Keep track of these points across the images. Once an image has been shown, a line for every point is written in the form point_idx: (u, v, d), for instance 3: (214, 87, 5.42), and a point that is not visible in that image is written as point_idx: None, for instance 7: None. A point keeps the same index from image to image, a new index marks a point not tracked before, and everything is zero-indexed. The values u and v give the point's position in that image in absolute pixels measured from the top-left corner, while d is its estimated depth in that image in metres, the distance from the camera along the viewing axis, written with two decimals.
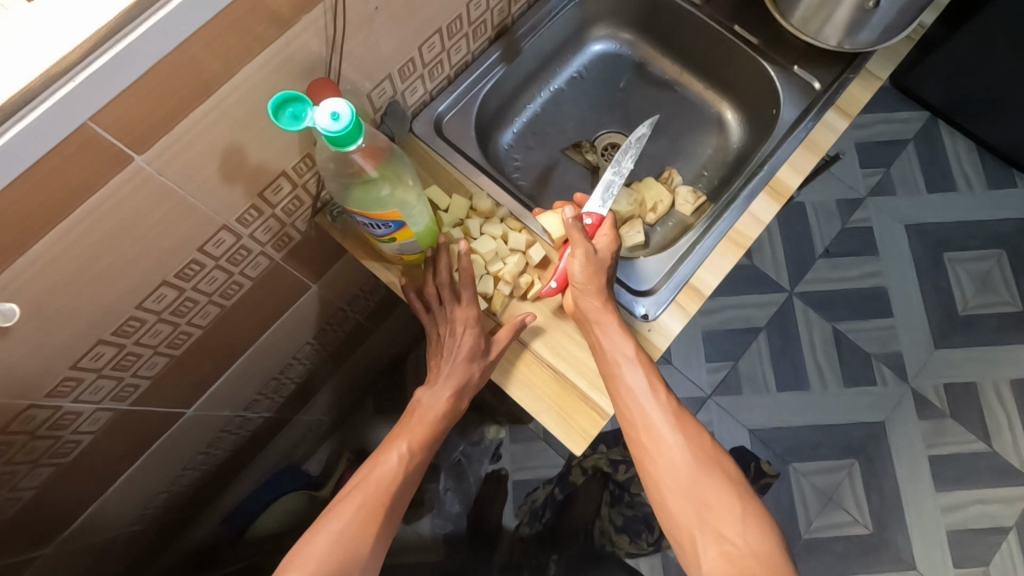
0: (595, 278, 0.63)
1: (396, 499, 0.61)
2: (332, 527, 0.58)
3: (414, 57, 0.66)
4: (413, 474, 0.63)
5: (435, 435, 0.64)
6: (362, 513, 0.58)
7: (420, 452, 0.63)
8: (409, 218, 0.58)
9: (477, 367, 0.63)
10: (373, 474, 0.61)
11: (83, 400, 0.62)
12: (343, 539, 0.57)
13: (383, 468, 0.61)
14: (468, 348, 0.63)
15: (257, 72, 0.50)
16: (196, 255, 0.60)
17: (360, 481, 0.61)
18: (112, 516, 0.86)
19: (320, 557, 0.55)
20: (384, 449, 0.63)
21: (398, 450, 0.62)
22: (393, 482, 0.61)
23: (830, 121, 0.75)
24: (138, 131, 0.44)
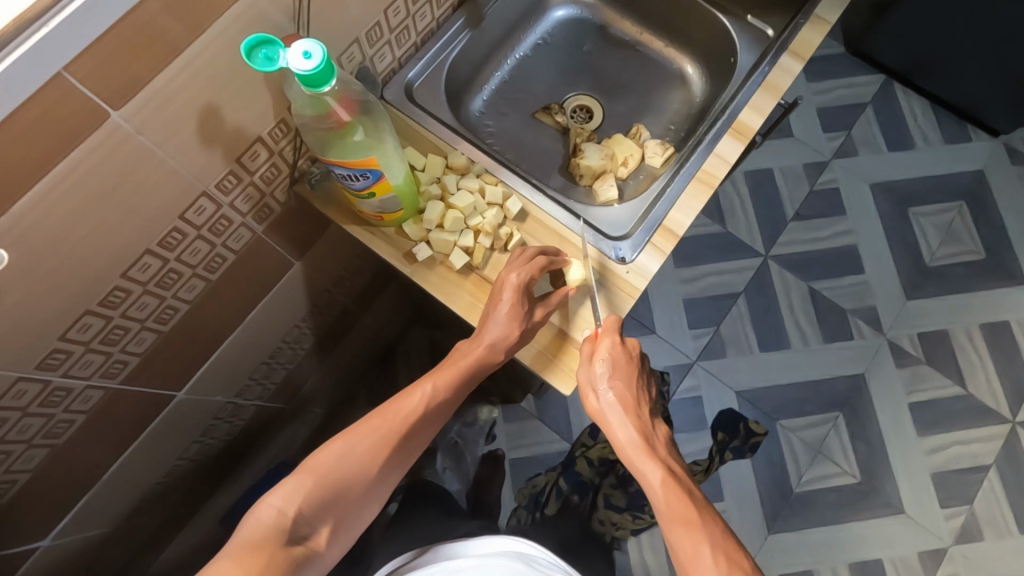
0: (607, 408, 0.65)
1: (413, 432, 0.64)
2: (349, 444, 0.61)
3: (380, 21, 0.68)
4: (434, 414, 0.65)
5: (461, 382, 0.66)
6: (380, 436, 0.62)
7: (444, 396, 0.65)
8: (387, 170, 0.59)
9: (518, 329, 0.64)
10: (398, 404, 0.64)
11: (73, 375, 0.62)
12: (358, 455, 0.60)
13: (409, 401, 0.64)
14: (512, 304, 0.64)
15: (226, 31, 0.51)
16: (178, 222, 0.60)
17: (384, 408, 0.64)
18: (107, 508, 0.85)
19: (331, 466, 0.59)
20: (412, 384, 0.66)
21: (424, 389, 0.65)
22: (415, 418, 0.63)
23: (786, 64, 0.77)
24: (113, 85, 0.46)
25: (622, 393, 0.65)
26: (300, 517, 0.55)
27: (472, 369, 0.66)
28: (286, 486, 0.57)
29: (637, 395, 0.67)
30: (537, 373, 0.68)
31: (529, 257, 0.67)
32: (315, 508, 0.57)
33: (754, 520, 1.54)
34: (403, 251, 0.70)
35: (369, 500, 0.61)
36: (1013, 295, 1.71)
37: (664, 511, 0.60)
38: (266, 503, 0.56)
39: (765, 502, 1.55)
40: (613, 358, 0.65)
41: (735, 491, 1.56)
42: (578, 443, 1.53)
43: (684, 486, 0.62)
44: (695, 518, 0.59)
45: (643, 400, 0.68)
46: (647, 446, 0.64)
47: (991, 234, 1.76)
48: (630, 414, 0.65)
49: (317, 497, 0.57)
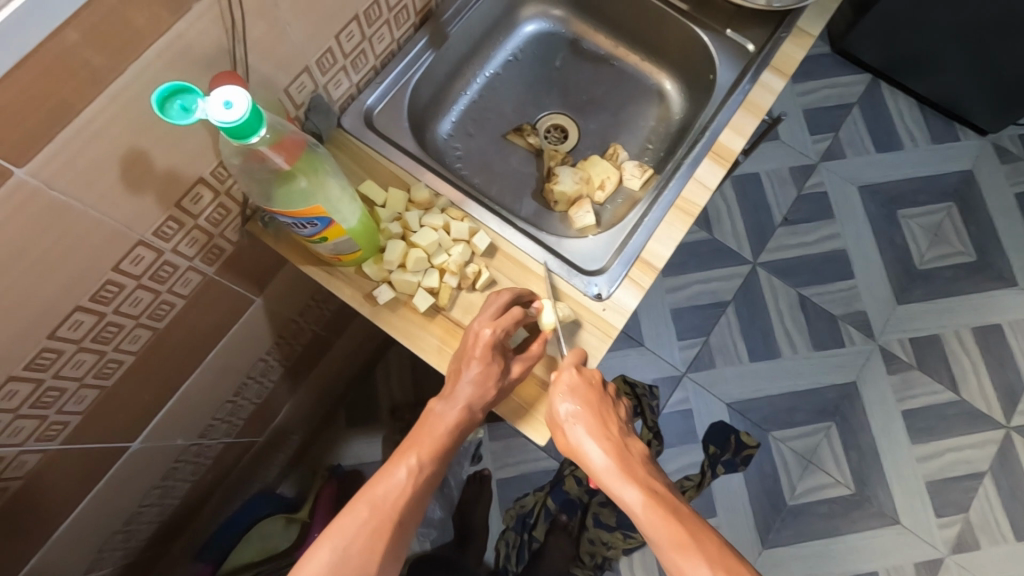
0: (576, 438, 0.60)
1: (405, 516, 0.58)
2: (336, 547, 0.54)
3: (332, 47, 0.63)
4: (423, 489, 0.59)
5: (447, 448, 0.60)
6: (370, 531, 0.55)
7: (430, 468, 0.59)
8: (337, 215, 0.55)
9: (494, 388, 0.60)
10: (382, 488, 0.58)
11: (2, 443, 0.56)
12: (349, 560, 0.54)
13: (392, 483, 0.58)
14: (482, 365, 0.59)
15: (148, 69, 0.46)
16: (112, 275, 0.55)
17: (365, 493, 0.58)
18: (61, 565, 0.80)
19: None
20: (394, 460, 0.60)
21: (407, 464, 0.58)
22: (403, 502, 0.57)
23: (767, 82, 0.74)
24: (14, 138, 0.40)
25: (589, 418, 0.61)
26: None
27: (455, 429, 0.61)
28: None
29: (606, 415, 0.62)
30: (515, 425, 0.64)
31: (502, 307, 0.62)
32: None
33: (747, 534, 1.51)
34: (365, 294, 0.65)
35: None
36: (1003, 296, 1.69)
37: (653, 536, 0.55)
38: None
39: (758, 515, 1.52)
40: (574, 389, 0.61)
41: (727, 505, 1.53)
42: (567, 462, 1.48)
43: (666, 501, 0.57)
44: (686, 535, 0.54)
45: (613, 418, 0.63)
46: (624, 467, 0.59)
47: (980, 235, 1.74)
48: (602, 437, 0.61)
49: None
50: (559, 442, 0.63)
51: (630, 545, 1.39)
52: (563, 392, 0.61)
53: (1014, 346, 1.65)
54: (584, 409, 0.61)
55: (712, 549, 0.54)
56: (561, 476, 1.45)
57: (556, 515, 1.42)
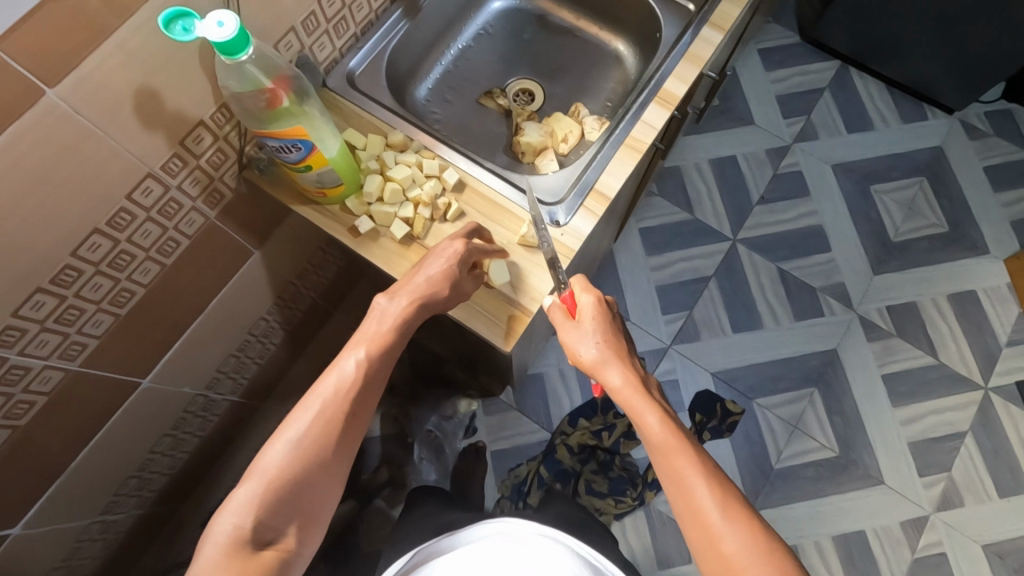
0: (599, 361, 0.66)
1: (357, 403, 0.63)
2: (292, 433, 0.60)
3: (315, 10, 0.72)
4: (372, 376, 0.64)
5: (393, 339, 0.65)
6: (323, 418, 0.61)
7: (377, 359, 0.64)
8: (320, 142, 0.63)
9: (446, 287, 0.67)
10: (332, 380, 0.62)
11: (29, 354, 0.64)
12: (303, 445, 0.59)
13: (341, 373, 0.63)
14: (446, 260, 0.67)
15: (153, 16, 0.55)
16: (125, 203, 0.64)
17: (315, 387, 0.63)
18: (78, 500, 0.87)
19: (280, 463, 0.58)
20: (343, 354, 0.65)
21: (356, 356, 0.64)
22: (352, 389, 0.63)
23: (707, 36, 0.82)
24: (45, 62, 0.49)
25: (606, 333, 0.67)
26: (260, 524, 0.56)
27: (401, 320, 0.66)
28: (237, 499, 0.57)
29: (624, 346, 0.68)
30: (494, 340, 0.72)
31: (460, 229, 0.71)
32: (272, 512, 0.57)
33: None
34: (347, 226, 0.74)
35: (330, 481, 0.61)
36: (977, 264, 1.75)
37: (657, 436, 0.62)
38: (224, 520, 0.56)
39: (746, 480, 1.56)
40: (595, 312, 0.68)
41: None
42: (558, 431, 1.54)
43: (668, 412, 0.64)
44: (690, 450, 0.61)
45: (629, 350, 0.68)
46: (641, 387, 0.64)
47: (952, 207, 1.81)
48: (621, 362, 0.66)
49: (273, 500, 0.57)
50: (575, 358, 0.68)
51: (622, 509, 1.47)
52: (588, 311, 0.68)
53: (990, 312, 1.71)
54: (605, 335, 0.67)
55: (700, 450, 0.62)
56: (553, 447, 1.53)
57: (550, 484, 1.46)
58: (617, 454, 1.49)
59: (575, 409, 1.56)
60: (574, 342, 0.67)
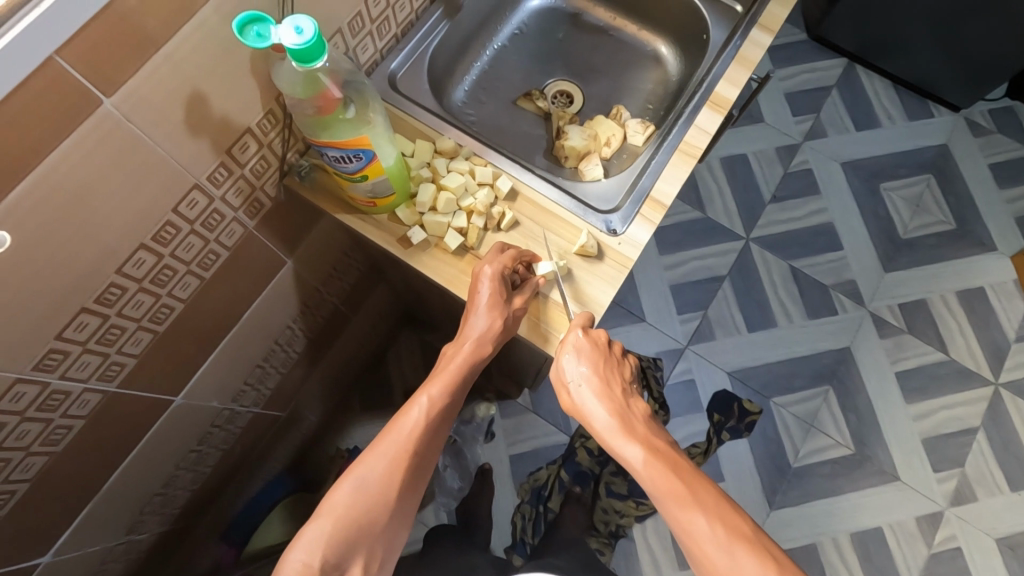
0: (581, 401, 0.67)
1: (423, 447, 0.63)
2: (360, 476, 0.61)
3: (361, 11, 0.69)
4: (437, 422, 0.64)
5: (459, 384, 0.66)
6: (392, 461, 0.61)
7: (442, 403, 0.65)
8: (379, 151, 0.60)
9: (501, 316, 0.66)
10: (399, 425, 0.63)
11: (70, 377, 0.60)
12: (371, 488, 0.60)
13: (409, 418, 0.64)
14: (490, 293, 0.65)
15: (208, 20, 0.52)
16: (171, 216, 0.60)
17: (386, 432, 0.64)
18: (107, 521, 0.84)
19: (349, 504, 0.59)
20: (409, 399, 0.65)
21: (420, 401, 0.64)
22: (419, 433, 0.63)
23: (756, 38, 0.80)
24: (103, 69, 0.46)
25: (592, 372, 0.67)
26: (327, 564, 0.56)
27: (467, 364, 0.66)
28: (308, 537, 0.58)
29: (613, 375, 0.68)
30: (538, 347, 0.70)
31: (500, 248, 0.68)
32: (341, 552, 0.58)
33: (755, 498, 1.55)
34: (397, 236, 0.71)
35: (396, 525, 0.61)
36: (984, 261, 1.77)
37: (649, 482, 0.62)
38: (295, 555, 0.57)
39: (764, 479, 1.57)
40: (580, 351, 0.67)
41: (733, 469, 1.58)
42: (577, 435, 1.52)
43: (664, 453, 0.63)
44: (681, 492, 0.60)
45: (617, 379, 0.69)
46: (627, 422, 0.65)
47: (958, 204, 1.83)
48: (605, 398, 0.67)
49: (340, 538, 0.58)
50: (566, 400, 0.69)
51: (644, 512, 1.43)
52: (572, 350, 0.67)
53: (998, 307, 1.73)
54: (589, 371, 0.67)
55: (699, 487, 0.61)
56: (573, 448, 1.51)
57: (570, 487, 1.46)
58: None
59: None
60: (561, 384, 0.68)
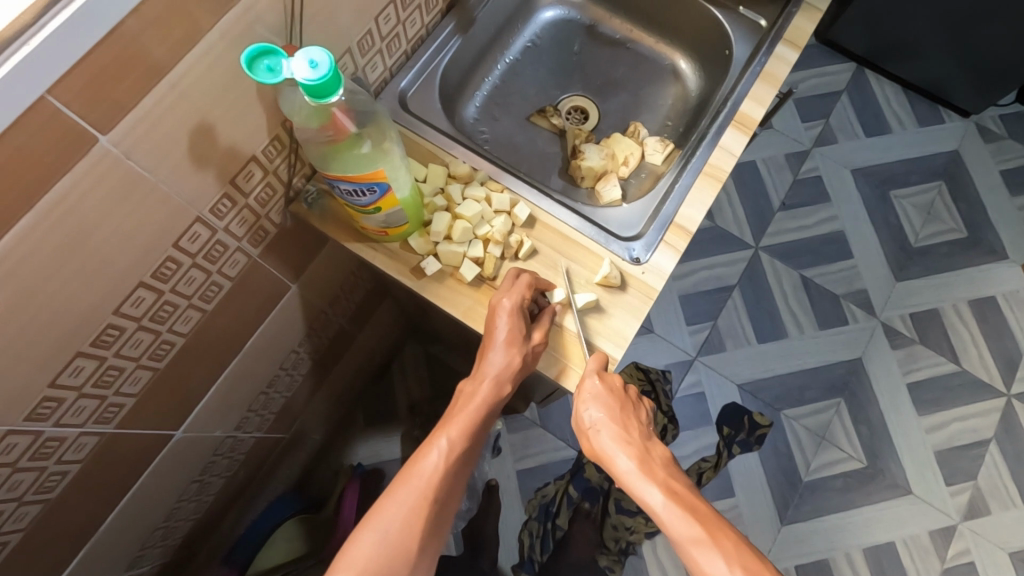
0: (600, 443, 0.62)
1: (442, 495, 0.59)
2: (378, 529, 0.55)
3: (372, 29, 0.65)
4: (456, 468, 0.60)
5: (478, 425, 0.62)
6: (410, 511, 0.57)
7: (460, 448, 0.61)
8: (394, 182, 0.57)
9: (520, 352, 0.62)
10: (416, 471, 0.59)
11: (65, 423, 0.57)
12: (390, 541, 0.55)
13: (427, 464, 0.59)
14: (508, 328, 0.61)
15: (212, 48, 0.48)
16: (171, 252, 0.56)
17: (400, 479, 0.59)
18: (104, 560, 0.80)
19: (367, 561, 0.54)
20: (424, 443, 0.61)
21: (438, 445, 0.60)
22: (441, 479, 0.59)
23: (782, 54, 0.77)
24: (99, 106, 0.42)
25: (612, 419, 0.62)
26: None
27: (485, 405, 0.63)
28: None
29: (628, 415, 0.64)
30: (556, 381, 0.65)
31: (516, 275, 0.65)
32: None
33: (767, 513, 1.53)
34: (408, 267, 0.67)
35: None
36: (997, 270, 1.75)
37: (676, 534, 0.56)
38: None
39: (775, 493, 1.54)
40: (598, 396, 0.62)
41: (744, 484, 1.55)
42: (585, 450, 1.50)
43: (689, 503, 0.58)
44: (708, 540, 0.55)
45: (635, 419, 0.65)
46: (644, 462, 0.61)
47: (970, 211, 1.80)
48: (627, 444, 0.62)
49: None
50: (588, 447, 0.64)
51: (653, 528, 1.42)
52: (587, 394, 0.62)
53: (1010, 317, 1.71)
54: (607, 409, 0.63)
55: (728, 540, 0.55)
56: (581, 464, 1.48)
57: (578, 503, 1.44)
58: None
59: None
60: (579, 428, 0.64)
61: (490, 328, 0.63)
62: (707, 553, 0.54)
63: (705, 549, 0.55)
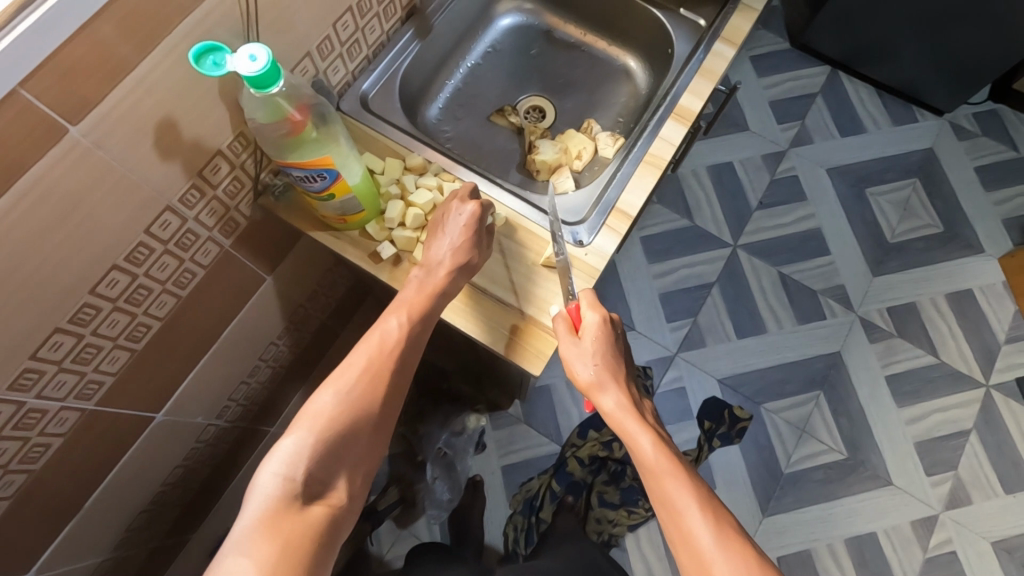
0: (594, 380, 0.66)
1: (398, 362, 0.63)
2: (337, 386, 0.60)
3: (330, 34, 0.71)
4: (412, 340, 0.64)
5: (434, 305, 0.66)
6: (367, 373, 0.61)
7: (418, 323, 0.65)
8: (344, 170, 0.63)
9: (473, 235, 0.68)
10: (375, 338, 0.63)
11: (46, 396, 0.62)
12: (349, 397, 0.59)
13: (383, 332, 0.64)
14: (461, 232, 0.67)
15: (174, 48, 0.54)
16: (143, 238, 0.62)
17: (360, 345, 0.63)
18: (89, 539, 0.85)
19: (328, 413, 0.58)
20: (380, 319, 0.65)
21: (396, 317, 0.64)
22: (395, 351, 0.63)
23: (719, 51, 0.83)
24: (69, 100, 0.48)
25: (609, 358, 0.68)
26: (309, 476, 0.53)
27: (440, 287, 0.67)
28: (283, 450, 0.55)
29: (621, 366, 0.68)
30: (511, 359, 0.71)
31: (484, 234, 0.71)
32: (322, 461, 0.55)
33: (748, 506, 1.55)
34: (368, 252, 0.73)
35: (375, 438, 0.60)
36: (973, 263, 1.77)
37: (653, 468, 0.62)
38: (269, 469, 0.53)
39: (756, 486, 1.56)
40: (598, 335, 0.67)
41: (726, 477, 1.57)
42: (568, 444, 1.51)
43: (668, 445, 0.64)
44: (683, 476, 0.61)
45: (626, 372, 0.69)
46: (635, 410, 0.66)
47: (945, 207, 1.84)
48: (618, 385, 0.67)
49: (320, 450, 0.55)
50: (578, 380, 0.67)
51: (636, 520, 1.44)
52: (592, 331, 0.67)
53: (987, 310, 1.73)
54: (604, 359, 0.67)
55: (696, 479, 0.62)
56: (563, 459, 1.49)
57: (563, 497, 1.44)
58: (628, 463, 1.45)
59: (585, 419, 1.52)
60: (574, 361, 0.67)
61: (440, 221, 0.69)
62: (680, 484, 0.60)
63: (678, 480, 0.61)
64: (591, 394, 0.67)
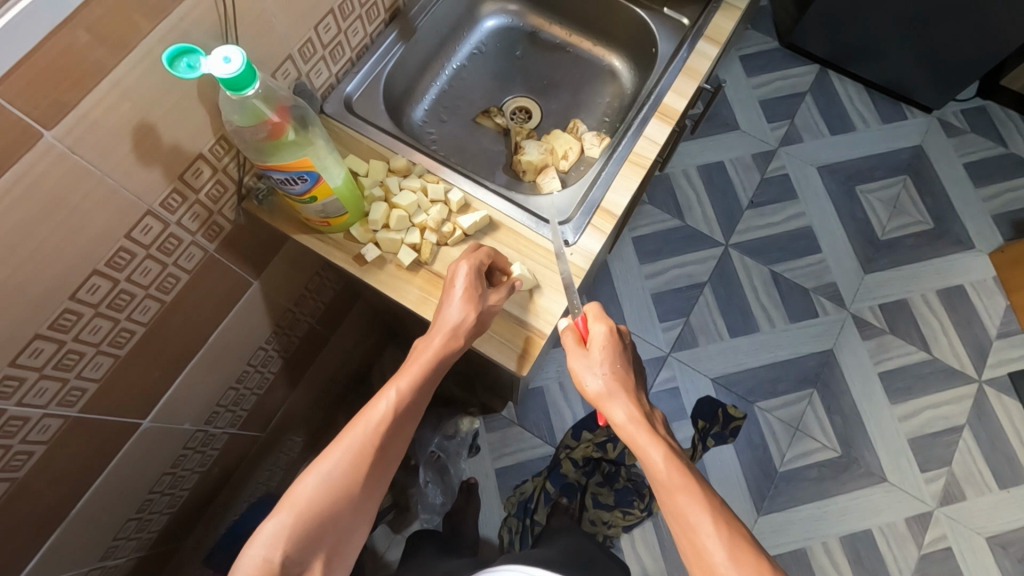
0: (603, 394, 0.67)
1: (388, 441, 0.63)
2: (325, 466, 0.60)
3: (312, 37, 0.71)
4: (405, 417, 0.64)
5: (427, 380, 0.65)
6: (354, 453, 0.61)
7: (410, 396, 0.64)
8: (325, 172, 0.63)
9: (476, 309, 0.66)
10: (367, 416, 0.63)
11: (28, 403, 0.62)
12: (333, 481, 0.60)
13: (376, 410, 0.63)
14: (468, 285, 0.66)
15: (149, 53, 0.54)
16: (124, 242, 0.62)
17: (352, 423, 0.63)
18: (77, 548, 0.84)
19: (310, 499, 0.59)
20: (377, 393, 0.65)
21: (388, 395, 0.64)
22: (384, 429, 0.63)
23: (703, 49, 0.83)
24: (42, 105, 0.48)
25: (617, 370, 0.68)
26: (287, 561, 0.56)
27: (434, 361, 0.65)
28: (267, 531, 0.57)
29: (630, 379, 0.69)
30: (506, 365, 0.71)
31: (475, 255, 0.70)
32: (299, 548, 0.57)
33: (743, 505, 1.54)
34: (353, 254, 0.73)
35: (359, 516, 0.61)
36: (963, 259, 1.78)
37: (665, 482, 0.62)
38: (254, 550, 0.56)
39: (751, 485, 1.56)
40: (606, 345, 0.68)
41: (720, 476, 1.57)
42: (562, 445, 1.50)
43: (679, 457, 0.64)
44: (694, 489, 0.61)
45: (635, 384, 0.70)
46: (646, 422, 0.65)
47: (935, 203, 1.84)
48: (627, 397, 0.67)
49: (302, 534, 0.57)
50: (587, 393, 0.68)
51: (631, 521, 1.43)
52: (602, 342, 0.68)
53: (979, 305, 1.74)
54: (613, 369, 0.68)
55: (709, 492, 0.63)
56: (558, 461, 1.49)
57: (557, 499, 1.42)
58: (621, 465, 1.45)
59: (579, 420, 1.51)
60: (582, 375, 0.68)
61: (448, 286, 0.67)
62: (694, 500, 0.61)
63: (691, 495, 0.61)
64: (601, 406, 0.67)
